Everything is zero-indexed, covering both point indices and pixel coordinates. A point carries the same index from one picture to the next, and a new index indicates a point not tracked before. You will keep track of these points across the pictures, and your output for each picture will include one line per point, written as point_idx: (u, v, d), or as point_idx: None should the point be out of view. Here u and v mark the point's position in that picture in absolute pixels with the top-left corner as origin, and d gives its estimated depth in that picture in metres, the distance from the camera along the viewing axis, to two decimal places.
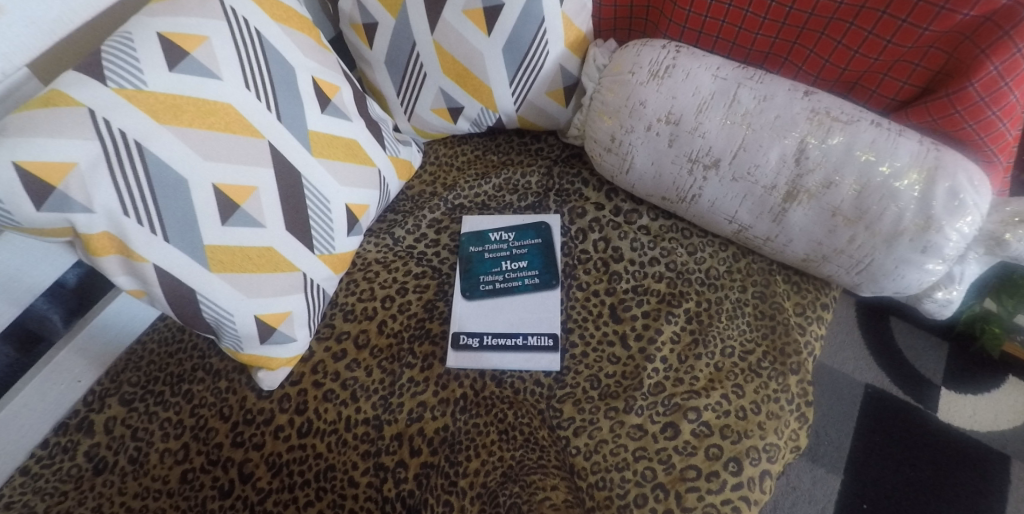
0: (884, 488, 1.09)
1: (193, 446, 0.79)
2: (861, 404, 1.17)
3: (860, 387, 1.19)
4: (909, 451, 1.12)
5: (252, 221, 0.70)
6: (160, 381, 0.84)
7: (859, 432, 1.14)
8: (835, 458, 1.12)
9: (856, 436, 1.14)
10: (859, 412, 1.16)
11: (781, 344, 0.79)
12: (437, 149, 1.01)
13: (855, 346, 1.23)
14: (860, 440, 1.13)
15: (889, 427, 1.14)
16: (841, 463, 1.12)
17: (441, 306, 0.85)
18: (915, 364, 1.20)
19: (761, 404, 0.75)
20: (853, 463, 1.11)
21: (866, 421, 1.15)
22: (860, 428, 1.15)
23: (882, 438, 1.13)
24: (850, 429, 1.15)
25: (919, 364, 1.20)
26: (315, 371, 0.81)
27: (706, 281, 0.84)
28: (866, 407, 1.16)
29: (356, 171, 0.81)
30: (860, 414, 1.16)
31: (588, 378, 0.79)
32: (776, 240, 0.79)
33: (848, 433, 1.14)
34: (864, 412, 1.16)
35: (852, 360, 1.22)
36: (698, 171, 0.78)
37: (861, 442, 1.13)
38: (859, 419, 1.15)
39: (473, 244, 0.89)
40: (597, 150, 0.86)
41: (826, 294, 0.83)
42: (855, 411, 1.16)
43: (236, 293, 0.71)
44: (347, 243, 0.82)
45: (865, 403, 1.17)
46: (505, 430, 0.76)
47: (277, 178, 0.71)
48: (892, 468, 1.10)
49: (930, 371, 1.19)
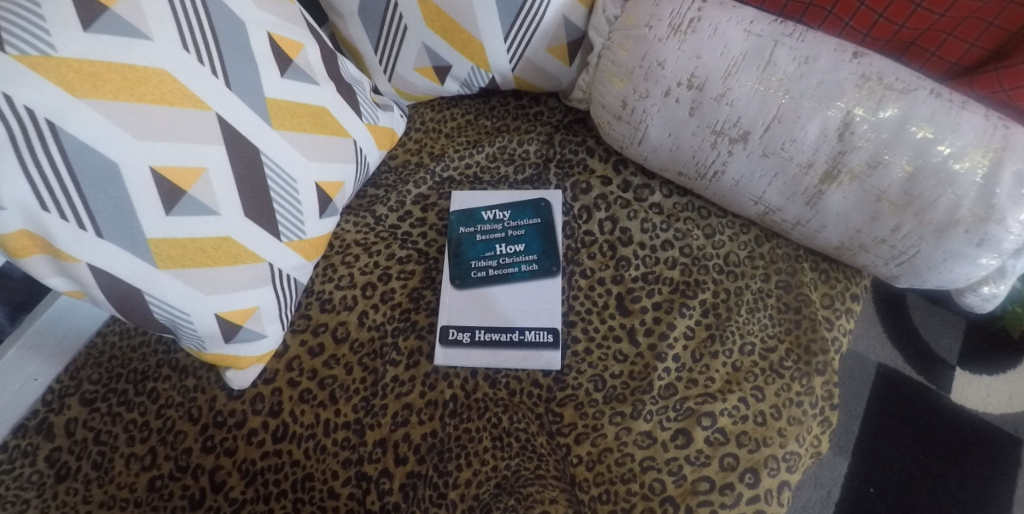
0: (893, 471, 1.04)
1: (160, 450, 0.72)
2: (873, 383, 1.11)
3: (873, 366, 1.12)
4: (920, 433, 1.06)
5: (205, 208, 0.60)
6: (123, 379, 0.77)
7: (870, 412, 1.08)
8: (846, 441, 1.07)
9: (866, 417, 1.08)
10: (871, 392, 1.10)
11: (806, 341, 0.71)
12: (424, 112, 0.89)
13: (871, 323, 1.16)
14: (870, 421, 1.08)
15: (901, 408, 1.08)
16: (852, 446, 1.06)
17: (428, 295, 0.77)
18: (932, 342, 1.13)
19: (782, 408, 0.68)
20: (863, 445, 1.06)
21: (878, 401, 1.09)
22: (871, 408, 1.09)
23: (894, 418, 1.08)
24: (862, 409, 1.09)
25: (936, 343, 1.13)
26: (290, 369, 0.73)
27: (724, 268, 0.75)
28: (879, 386, 1.10)
29: (327, 145, 0.70)
30: (872, 393, 1.10)
31: (591, 378, 0.71)
32: (807, 225, 0.69)
33: (859, 414, 1.09)
34: (877, 392, 1.10)
35: (867, 337, 1.15)
36: (722, 144, 0.68)
37: (871, 423, 1.08)
38: (871, 399, 1.09)
39: (464, 224, 0.79)
40: (605, 117, 0.75)
41: (856, 284, 0.75)
42: (867, 390, 1.10)
43: (192, 291, 0.62)
44: (320, 227, 0.72)
45: (877, 383, 1.11)
46: (499, 437, 0.68)
47: (231, 157, 0.61)
48: (901, 451, 1.05)
49: (947, 350, 1.12)
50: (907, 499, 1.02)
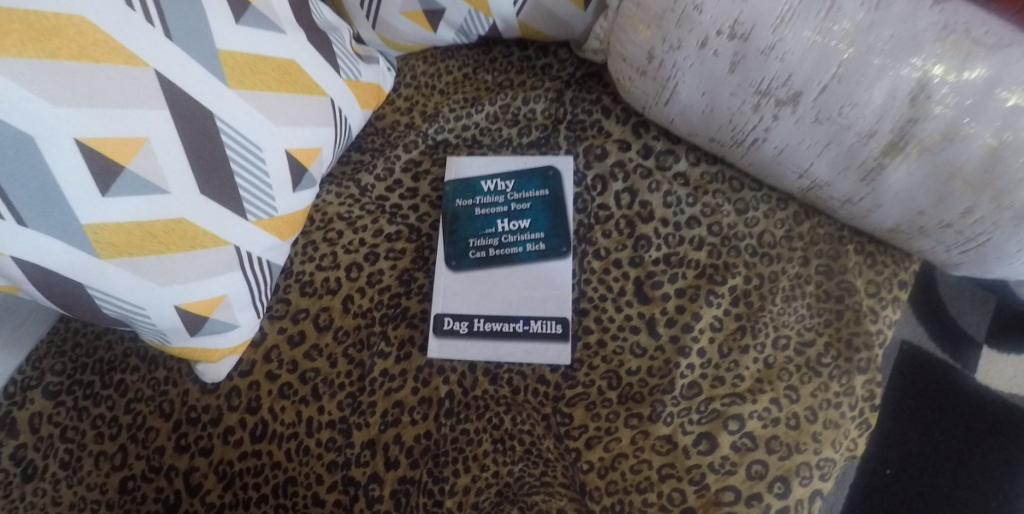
0: (914, 455, 0.97)
1: (131, 449, 0.65)
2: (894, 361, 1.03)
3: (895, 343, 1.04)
4: (942, 414, 0.99)
5: (151, 185, 0.51)
6: (88, 369, 0.69)
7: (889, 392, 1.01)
8: None
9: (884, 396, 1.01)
10: (892, 370, 1.03)
11: (848, 335, 0.63)
12: (414, 64, 0.78)
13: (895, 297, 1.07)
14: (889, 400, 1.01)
15: (923, 388, 1.01)
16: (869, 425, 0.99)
17: (421, 278, 0.68)
18: (960, 317, 1.04)
19: (818, 411, 0.60)
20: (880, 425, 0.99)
21: (899, 380, 1.01)
22: (890, 387, 1.01)
23: (915, 399, 1.01)
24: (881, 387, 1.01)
25: (963, 318, 1.04)
26: (268, 361, 0.65)
27: (758, 251, 0.66)
28: (900, 364, 1.03)
29: (299, 105, 0.60)
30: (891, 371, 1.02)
31: (605, 375, 0.63)
32: (860, 202, 0.61)
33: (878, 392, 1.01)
34: (898, 370, 1.02)
35: None
36: (765, 107, 0.58)
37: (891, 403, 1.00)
38: (892, 377, 1.02)
39: (462, 195, 0.71)
40: (627, 72, 0.65)
41: (906, 269, 0.66)
42: (887, 368, 1.03)
43: (143, 282, 0.54)
44: (295, 201, 0.63)
45: (900, 361, 1.03)
46: (501, 439, 0.61)
47: (177, 124, 0.51)
48: (922, 433, 0.98)
49: (976, 326, 1.03)
50: (927, 484, 0.95)
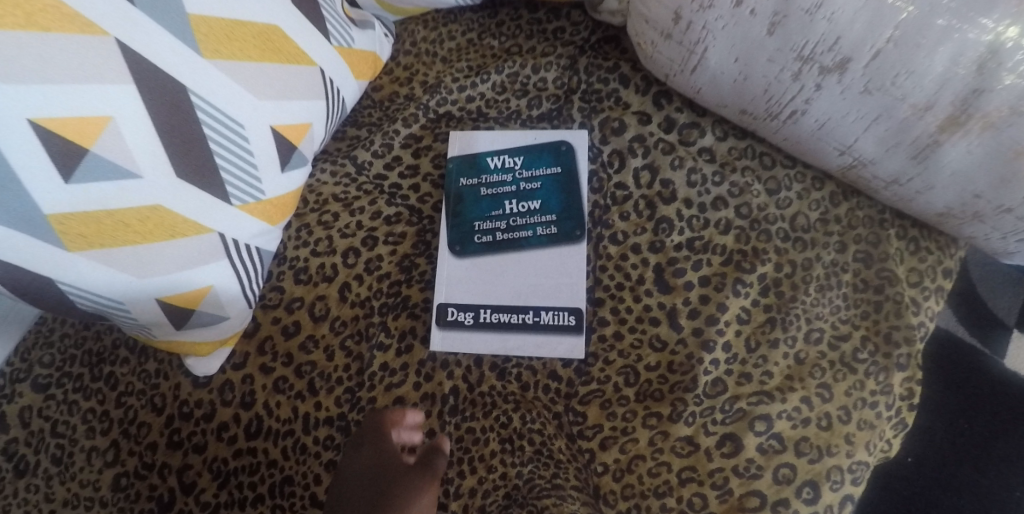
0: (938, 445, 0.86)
1: (124, 444, 0.62)
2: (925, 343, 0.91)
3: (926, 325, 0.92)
4: (970, 402, 0.88)
5: (121, 170, 0.46)
6: (78, 361, 0.66)
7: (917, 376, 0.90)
8: None
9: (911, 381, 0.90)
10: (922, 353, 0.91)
11: (887, 328, 0.57)
12: (415, 29, 0.72)
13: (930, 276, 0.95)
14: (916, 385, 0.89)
15: (949, 374, 0.89)
16: None
17: (422, 264, 0.63)
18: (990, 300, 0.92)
19: (853, 410, 0.55)
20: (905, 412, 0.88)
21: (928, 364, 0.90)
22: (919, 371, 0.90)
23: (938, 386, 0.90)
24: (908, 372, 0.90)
25: (994, 301, 0.92)
26: (262, 353, 0.61)
27: (790, 235, 0.60)
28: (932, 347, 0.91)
29: (283, 76, 0.55)
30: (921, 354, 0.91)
31: (621, 371, 0.58)
32: (907, 184, 0.55)
33: None
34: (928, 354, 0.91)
35: None
36: (807, 74, 0.52)
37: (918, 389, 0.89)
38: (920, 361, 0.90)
39: (465, 174, 0.65)
40: (649, 35, 0.59)
41: (951, 256, 0.60)
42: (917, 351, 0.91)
43: (118, 275, 0.50)
44: (283, 182, 0.58)
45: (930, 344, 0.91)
46: (509, 438, 0.57)
47: (146, 100, 0.46)
48: (947, 422, 0.87)
49: (1008, 309, 0.92)
50: (953, 476, 0.85)
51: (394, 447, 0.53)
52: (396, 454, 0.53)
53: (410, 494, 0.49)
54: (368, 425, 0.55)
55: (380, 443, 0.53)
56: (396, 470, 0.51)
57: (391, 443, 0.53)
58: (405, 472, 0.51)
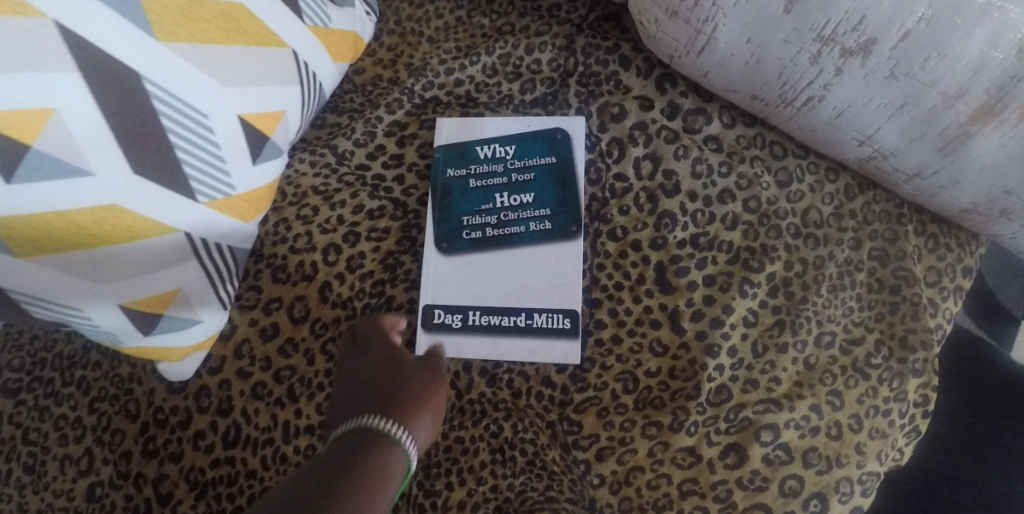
0: (941, 435, 0.74)
1: (97, 453, 0.58)
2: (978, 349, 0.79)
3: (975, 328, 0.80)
4: (991, 399, 0.75)
5: (71, 168, 0.42)
6: (48, 364, 0.62)
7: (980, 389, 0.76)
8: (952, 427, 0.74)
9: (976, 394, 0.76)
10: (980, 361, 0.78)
11: (903, 331, 0.54)
12: (400, 7, 0.67)
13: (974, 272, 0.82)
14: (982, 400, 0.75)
15: (971, 372, 0.78)
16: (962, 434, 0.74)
17: (407, 263, 0.59)
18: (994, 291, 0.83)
19: (865, 419, 0.52)
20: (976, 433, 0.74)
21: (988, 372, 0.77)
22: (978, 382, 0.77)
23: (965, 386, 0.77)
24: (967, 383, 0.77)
25: (1000, 291, 0.83)
26: (239, 357, 0.58)
27: (801, 231, 0.56)
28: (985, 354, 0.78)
29: (250, 60, 0.50)
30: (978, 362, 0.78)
31: (619, 377, 0.54)
32: (932, 177, 0.51)
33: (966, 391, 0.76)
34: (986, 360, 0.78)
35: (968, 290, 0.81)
36: (827, 57, 0.47)
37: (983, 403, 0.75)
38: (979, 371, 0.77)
39: (453, 164, 0.61)
40: (653, 12, 0.54)
41: (971, 253, 0.56)
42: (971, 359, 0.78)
43: (75, 279, 0.46)
44: (255, 176, 0.54)
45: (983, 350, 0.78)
46: (500, 448, 0.53)
47: (94, 90, 0.42)
48: (948, 410, 0.75)
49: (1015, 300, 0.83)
50: (952, 466, 0.73)
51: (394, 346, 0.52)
52: (402, 354, 0.52)
53: (426, 386, 0.49)
54: (362, 331, 0.54)
55: (381, 344, 0.52)
56: (407, 363, 0.50)
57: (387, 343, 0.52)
58: (415, 367, 0.50)
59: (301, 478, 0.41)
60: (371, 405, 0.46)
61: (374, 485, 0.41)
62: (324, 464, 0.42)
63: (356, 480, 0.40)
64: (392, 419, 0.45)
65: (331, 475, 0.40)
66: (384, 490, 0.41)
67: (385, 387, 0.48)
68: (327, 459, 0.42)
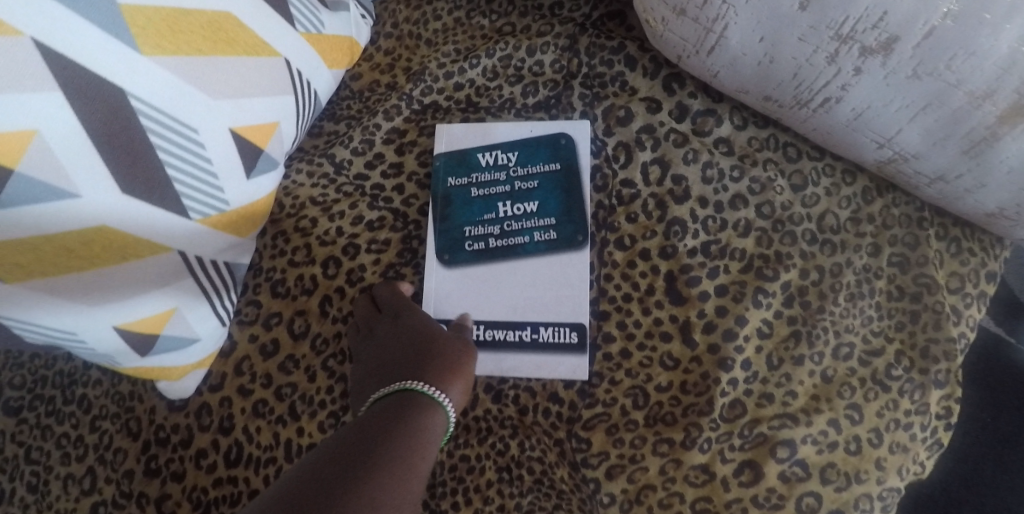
0: (957, 438, 0.71)
1: (99, 472, 0.57)
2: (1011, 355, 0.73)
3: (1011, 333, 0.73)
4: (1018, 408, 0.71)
5: (56, 190, 0.40)
6: (49, 382, 0.61)
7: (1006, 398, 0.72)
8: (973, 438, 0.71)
9: (1001, 402, 0.72)
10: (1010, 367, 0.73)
11: (924, 341, 0.51)
12: (397, 10, 0.65)
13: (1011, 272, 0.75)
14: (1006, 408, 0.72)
15: (1000, 379, 0.73)
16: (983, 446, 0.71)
17: (408, 275, 0.58)
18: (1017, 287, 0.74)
19: (885, 433, 0.49)
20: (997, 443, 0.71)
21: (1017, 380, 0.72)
22: (1006, 390, 0.72)
23: (993, 394, 0.72)
24: (994, 391, 0.72)
25: None
26: (239, 374, 0.56)
27: (817, 237, 0.54)
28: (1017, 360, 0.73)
29: (239, 71, 0.48)
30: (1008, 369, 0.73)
31: (629, 392, 0.52)
32: (955, 181, 0.48)
33: (993, 400, 0.72)
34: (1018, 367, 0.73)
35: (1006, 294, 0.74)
36: (845, 56, 0.45)
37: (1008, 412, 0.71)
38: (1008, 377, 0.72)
39: (453, 173, 0.59)
40: (659, 11, 0.52)
41: (996, 257, 0.54)
42: (1001, 366, 0.73)
43: (65, 302, 0.45)
44: (249, 189, 0.53)
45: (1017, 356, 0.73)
46: (506, 467, 0.51)
47: (77, 109, 0.40)
48: (964, 414, 0.72)
49: None
50: (975, 476, 0.70)
51: (416, 315, 0.54)
52: (436, 323, 0.55)
53: (459, 353, 0.52)
54: (382, 299, 0.55)
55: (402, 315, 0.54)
56: (433, 333, 0.53)
57: (408, 313, 0.54)
58: (450, 336, 0.53)
59: (354, 429, 0.45)
60: (411, 371, 0.51)
61: (417, 444, 0.45)
62: (373, 420, 0.46)
63: (403, 437, 0.45)
64: (431, 382, 0.49)
65: (381, 430, 0.45)
66: (427, 449, 0.46)
67: (419, 358, 0.51)
68: (379, 413, 0.47)
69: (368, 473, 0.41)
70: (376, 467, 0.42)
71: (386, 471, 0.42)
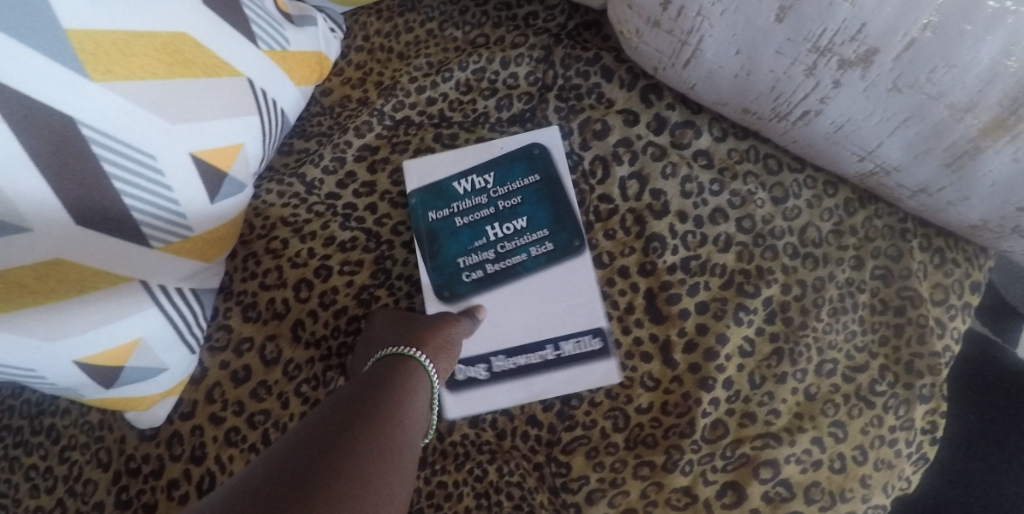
0: (943, 452, 0.70)
1: (70, 504, 0.56)
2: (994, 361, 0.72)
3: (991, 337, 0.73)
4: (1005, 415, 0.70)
5: (7, 226, 0.39)
6: (16, 412, 0.59)
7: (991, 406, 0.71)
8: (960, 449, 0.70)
9: (988, 411, 0.70)
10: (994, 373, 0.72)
11: (909, 355, 0.50)
12: (368, 22, 0.64)
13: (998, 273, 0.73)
14: (993, 416, 0.70)
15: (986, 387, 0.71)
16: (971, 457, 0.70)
17: (382, 297, 0.56)
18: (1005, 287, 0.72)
19: (870, 450, 0.48)
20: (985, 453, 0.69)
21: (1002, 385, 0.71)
22: (992, 397, 0.71)
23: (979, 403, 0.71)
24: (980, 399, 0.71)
25: None
26: (211, 401, 0.55)
27: (799, 251, 0.53)
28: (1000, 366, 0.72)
29: (199, 93, 0.47)
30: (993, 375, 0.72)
31: (608, 414, 0.51)
32: (938, 193, 0.47)
33: (979, 409, 0.71)
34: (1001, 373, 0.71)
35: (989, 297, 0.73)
36: (824, 69, 0.43)
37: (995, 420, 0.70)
38: (993, 384, 0.71)
39: (433, 208, 0.58)
40: (633, 22, 0.50)
41: (981, 267, 0.52)
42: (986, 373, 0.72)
43: (22, 341, 0.43)
44: (214, 212, 0.51)
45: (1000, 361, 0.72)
46: (485, 493, 0.50)
47: (25, 141, 0.38)
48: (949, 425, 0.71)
49: None
50: (963, 488, 0.69)
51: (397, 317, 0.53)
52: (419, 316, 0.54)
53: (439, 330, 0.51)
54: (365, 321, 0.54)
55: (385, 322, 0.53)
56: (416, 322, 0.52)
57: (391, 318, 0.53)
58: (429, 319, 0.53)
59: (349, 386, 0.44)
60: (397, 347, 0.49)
61: (402, 405, 0.44)
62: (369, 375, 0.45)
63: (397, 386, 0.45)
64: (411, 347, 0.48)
65: (374, 385, 0.44)
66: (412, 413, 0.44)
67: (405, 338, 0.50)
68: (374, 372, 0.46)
69: (363, 423, 0.40)
70: (364, 423, 0.40)
71: (373, 433, 0.39)
